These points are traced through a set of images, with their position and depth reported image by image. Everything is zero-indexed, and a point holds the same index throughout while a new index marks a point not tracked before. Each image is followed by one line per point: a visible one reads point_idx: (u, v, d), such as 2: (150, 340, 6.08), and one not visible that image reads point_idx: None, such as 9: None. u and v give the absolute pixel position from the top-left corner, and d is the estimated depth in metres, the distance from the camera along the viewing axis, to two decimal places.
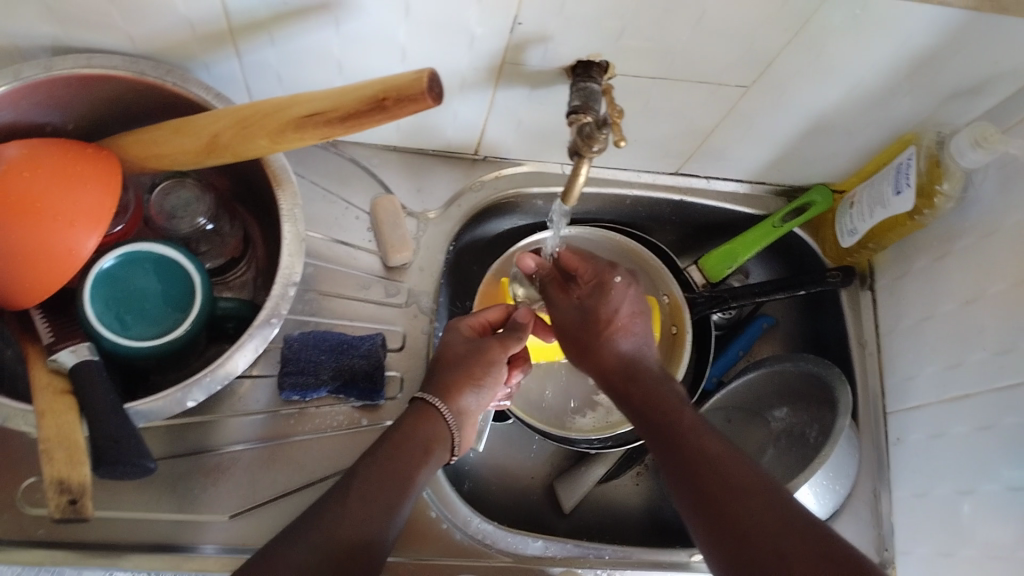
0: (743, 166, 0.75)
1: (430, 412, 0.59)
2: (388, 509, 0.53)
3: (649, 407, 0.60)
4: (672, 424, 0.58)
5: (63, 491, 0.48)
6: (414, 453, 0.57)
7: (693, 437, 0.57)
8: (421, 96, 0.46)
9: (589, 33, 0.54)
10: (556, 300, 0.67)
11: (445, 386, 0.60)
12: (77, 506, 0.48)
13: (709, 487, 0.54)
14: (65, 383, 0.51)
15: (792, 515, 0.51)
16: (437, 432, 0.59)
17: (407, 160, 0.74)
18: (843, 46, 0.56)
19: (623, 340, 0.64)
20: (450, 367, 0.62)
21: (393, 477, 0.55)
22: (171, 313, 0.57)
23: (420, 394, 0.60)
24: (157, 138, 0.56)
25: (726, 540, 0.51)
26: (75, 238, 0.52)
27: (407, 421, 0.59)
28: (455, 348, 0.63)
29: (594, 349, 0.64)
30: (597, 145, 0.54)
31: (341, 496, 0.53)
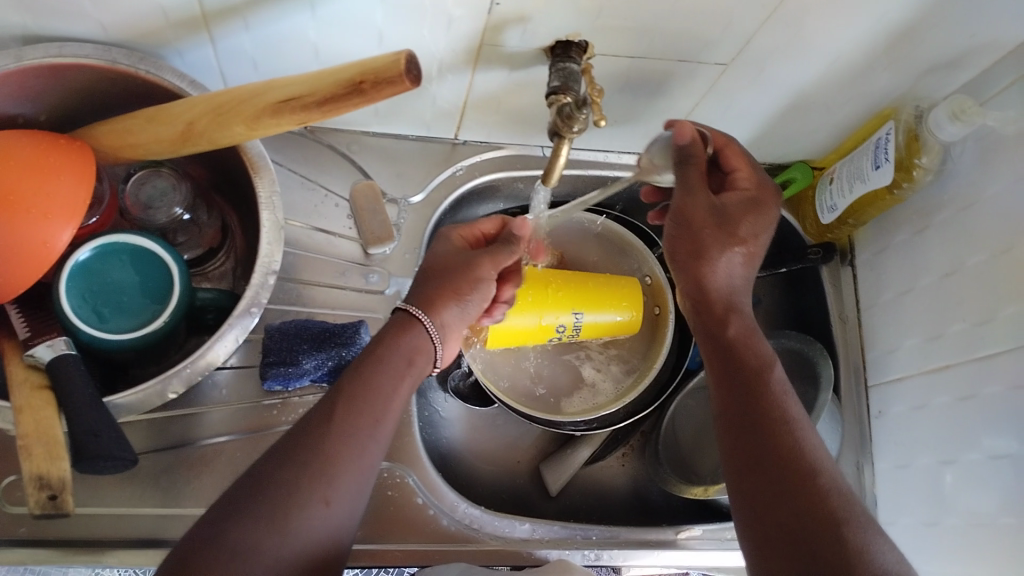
0: None
1: (413, 323, 0.57)
2: (375, 422, 0.52)
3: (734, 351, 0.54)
4: (743, 365, 0.54)
5: (43, 486, 0.48)
6: (397, 365, 0.55)
7: (773, 391, 0.52)
8: (399, 78, 0.46)
9: (568, 13, 0.54)
10: (689, 180, 0.56)
11: (430, 298, 0.58)
12: (58, 501, 0.48)
13: (759, 445, 0.50)
14: (43, 378, 0.50)
15: (837, 501, 0.47)
16: (418, 342, 0.56)
17: (385, 146, 0.73)
18: (822, 21, 0.56)
19: (724, 267, 0.56)
20: (436, 277, 0.59)
21: (381, 386, 0.53)
22: (149, 305, 0.56)
23: (400, 306, 0.58)
24: (130, 127, 0.55)
25: (764, 504, 0.48)
26: (50, 231, 0.51)
27: (390, 334, 0.56)
28: (446, 259, 0.60)
29: (699, 260, 0.56)
30: (575, 125, 0.54)
31: (333, 411, 0.51)
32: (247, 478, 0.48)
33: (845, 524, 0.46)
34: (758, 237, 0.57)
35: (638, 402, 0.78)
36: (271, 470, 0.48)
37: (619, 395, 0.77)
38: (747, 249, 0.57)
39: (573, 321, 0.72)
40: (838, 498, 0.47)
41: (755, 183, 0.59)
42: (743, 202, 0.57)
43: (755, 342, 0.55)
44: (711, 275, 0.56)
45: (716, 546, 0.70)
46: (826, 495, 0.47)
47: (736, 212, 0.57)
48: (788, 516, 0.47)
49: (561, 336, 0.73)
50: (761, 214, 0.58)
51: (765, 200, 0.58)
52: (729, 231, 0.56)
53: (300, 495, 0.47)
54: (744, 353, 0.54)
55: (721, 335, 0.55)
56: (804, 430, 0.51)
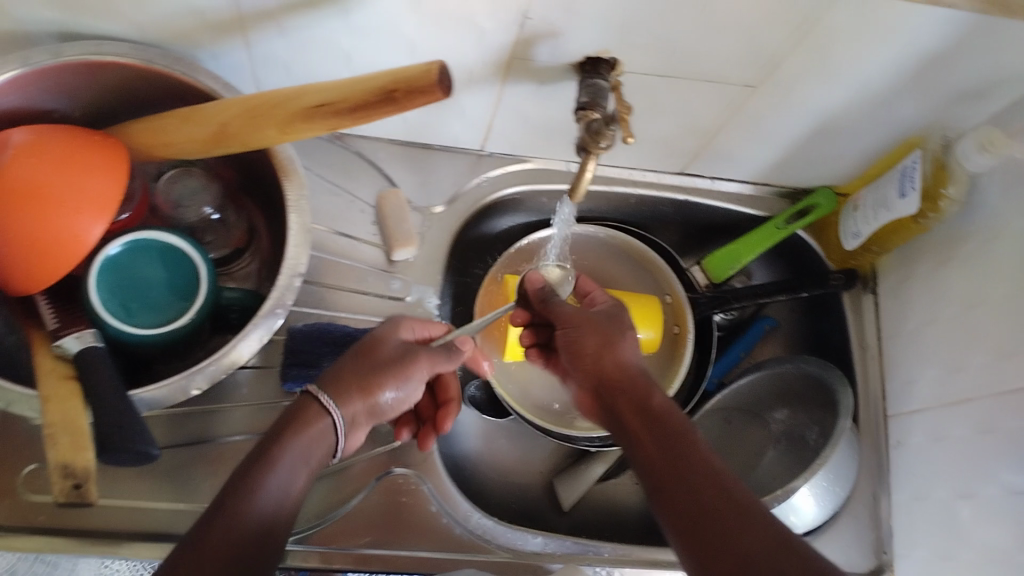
0: (747, 166, 0.75)
1: (324, 412, 0.54)
2: (294, 472, 0.51)
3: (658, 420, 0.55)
4: (672, 436, 0.53)
5: (68, 475, 0.48)
6: (307, 438, 0.53)
7: (701, 453, 0.51)
8: (431, 88, 0.46)
9: (598, 29, 0.54)
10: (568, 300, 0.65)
11: (344, 385, 0.55)
12: (82, 491, 0.48)
13: (692, 492, 0.49)
14: (70, 369, 0.51)
15: (773, 529, 0.46)
16: (320, 427, 0.53)
17: (412, 155, 0.74)
18: (851, 47, 0.56)
19: (630, 352, 0.61)
20: (363, 365, 0.57)
21: (296, 447, 0.52)
22: (176, 301, 0.57)
23: (313, 389, 0.55)
24: (165, 126, 0.56)
25: (704, 549, 0.47)
26: (82, 224, 0.52)
27: (296, 422, 0.53)
28: (372, 358, 0.57)
29: (607, 350, 0.60)
30: (604, 141, 0.54)
31: (252, 468, 0.50)
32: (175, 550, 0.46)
33: (789, 546, 0.45)
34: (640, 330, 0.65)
35: None
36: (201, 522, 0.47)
37: None
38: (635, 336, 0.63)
39: None
40: (774, 526, 0.46)
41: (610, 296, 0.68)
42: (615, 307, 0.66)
43: (676, 412, 0.55)
44: (627, 356, 0.60)
45: None
46: (766, 532, 0.46)
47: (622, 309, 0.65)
48: (731, 549, 0.45)
49: None
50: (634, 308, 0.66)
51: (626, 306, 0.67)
52: (620, 323, 0.63)
53: (230, 552, 0.46)
54: (666, 417, 0.55)
55: (644, 410, 0.56)
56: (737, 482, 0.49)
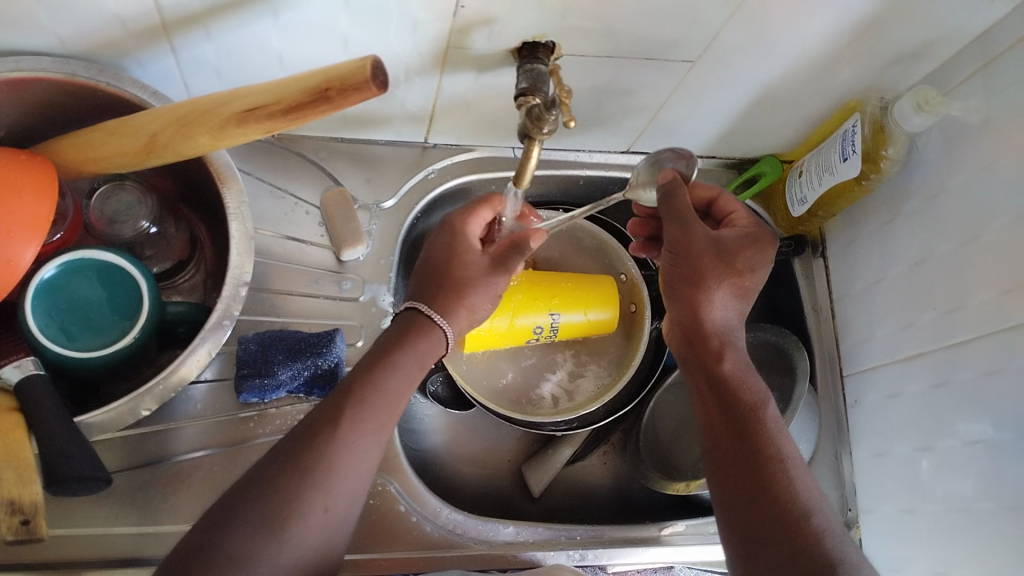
0: (693, 140, 0.75)
1: (429, 331, 0.58)
2: (363, 455, 0.51)
3: (729, 399, 0.54)
4: (742, 414, 0.53)
5: (16, 511, 0.46)
6: (383, 407, 0.53)
7: (767, 429, 0.53)
8: (365, 84, 0.45)
9: (534, 15, 0.53)
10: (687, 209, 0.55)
11: (440, 297, 0.59)
12: (31, 526, 0.46)
13: (744, 462, 0.51)
14: (11, 401, 0.48)
15: (811, 517, 0.49)
16: (424, 348, 0.57)
17: (354, 152, 0.72)
18: (786, 16, 0.56)
19: (721, 303, 0.56)
20: (452, 273, 0.60)
21: (372, 417, 0.52)
22: (118, 320, 0.55)
23: (417, 304, 0.59)
24: (92, 141, 0.54)
25: (742, 513, 0.50)
26: (14, 249, 0.50)
27: (411, 337, 0.57)
28: (459, 259, 0.61)
29: (703, 295, 0.55)
30: (546, 127, 0.54)
31: (325, 447, 0.50)
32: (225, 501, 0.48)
33: (820, 531, 0.49)
34: (756, 271, 0.57)
35: (619, 400, 0.79)
36: (256, 490, 0.48)
37: (599, 395, 0.77)
38: (743, 282, 0.56)
39: (551, 321, 0.72)
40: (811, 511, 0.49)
41: (749, 221, 0.59)
42: (735, 237, 0.57)
43: (751, 382, 0.55)
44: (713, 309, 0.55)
45: (700, 541, 0.70)
46: (819, 538, 0.48)
47: (733, 242, 0.56)
48: (765, 521, 0.49)
49: (538, 337, 0.73)
50: (760, 248, 0.57)
51: (762, 237, 0.57)
52: (729, 263, 0.55)
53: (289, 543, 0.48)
54: (739, 393, 0.54)
55: (717, 373, 0.54)
56: (796, 464, 0.52)
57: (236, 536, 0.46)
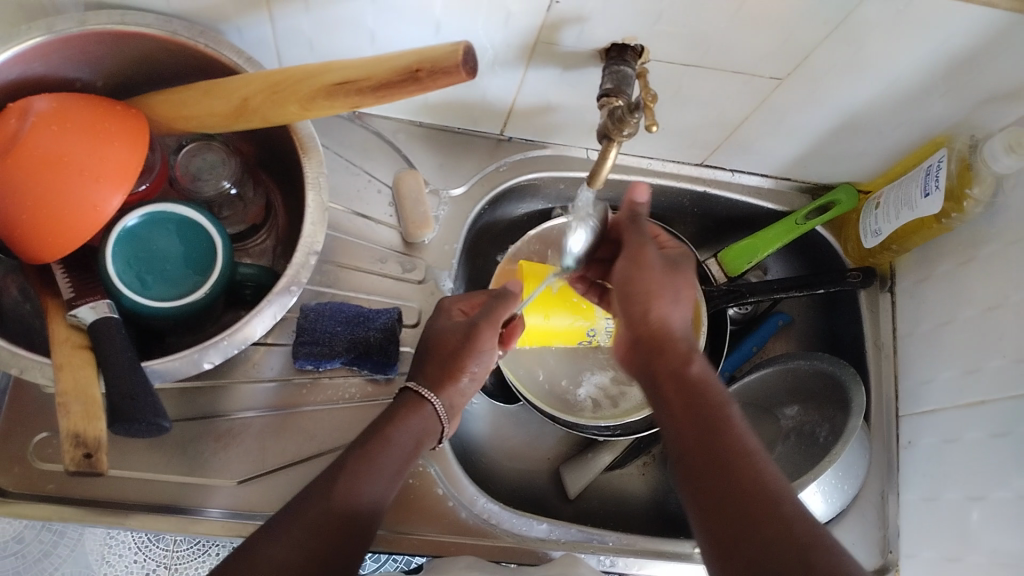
0: (769, 159, 0.74)
1: (422, 405, 0.59)
2: (392, 471, 0.56)
3: (693, 403, 0.52)
4: (709, 417, 0.51)
5: (79, 445, 0.47)
6: (406, 448, 0.57)
7: (732, 426, 0.51)
8: (456, 69, 0.46)
9: (626, 17, 0.54)
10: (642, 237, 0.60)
11: (436, 377, 0.60)
12: (92, 461, 0.47)
13: (715, 466, 0.49)
14: (84, 339, 0.50)
15: (800, 528, 0.45)
16: (426, 425, 0.59)
17: (431, 136, 0.73)
18: (881, 41, 0.55)
19: (671, 311, 0.57)
20: (444, 357, 0.61)
21: (401, 435, 0.57)
22: (191, 275, 0.56)
23: (411, 385, 0.60)
24: (186, 99, 0.56)
25: (721, 518, 0.47)
26: (102, 194, 0.52)
27: (402, 412, 0.58)
28: (448, 337, 0.61)
29: (652, 304, 0.57)
30: (626, 129, 0.53)
31: (355, 460, 0.54)
32: (265, 526, 0.51)
33: (801, 526, 0.45)
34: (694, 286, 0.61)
35: None
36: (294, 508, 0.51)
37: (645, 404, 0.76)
38: (686, 288, 0.59)
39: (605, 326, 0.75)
40: (791, 510, 0.46)
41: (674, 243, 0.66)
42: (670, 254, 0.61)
43: (714, 383, 0.54)
44: (669, 317, 0.57)
45: None
46: (794, 530, 0.45)
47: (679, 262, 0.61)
48: (745, 524, 0.46)
49: (592, 339, 0.76)
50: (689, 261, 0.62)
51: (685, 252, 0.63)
52: (672, 274, 0.58)
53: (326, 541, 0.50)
54: (703, 392, 0.53)
55: (682, 375, 0.54)
56: (765, 464, 0.49)
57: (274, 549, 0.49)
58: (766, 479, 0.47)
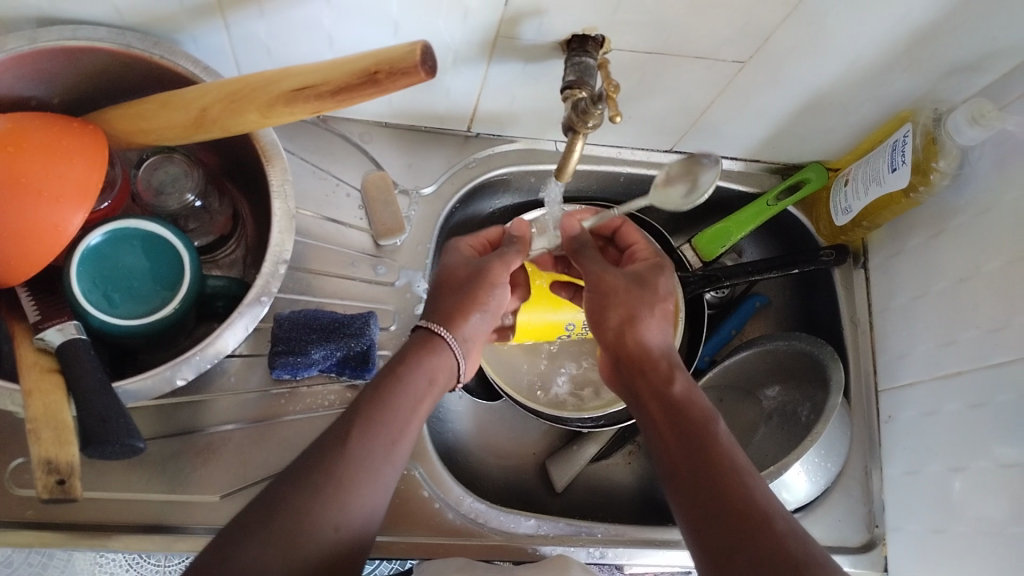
0: (738, 142, 0.74)
1: (435, 341, 0.58)
2: (397, 438, 0.52)
3: (680, 422, 0.54)
4: (697, 436, 0.53)
5: (52, 471, 0.47)
6: (416, 392, 0.55)
7: (719, 441, 0.53)
8: (414, 69, 0.46)
9: (586, 7, 0.53)
10: (595, 260, 0.64)
11: (449, 311, 0.59)
12: (65, 487, 0.47)
13: (704, 478, 0.51)
14: (52, 362, 0.50)
15: (791, 539, 0.47)
16: (440, 362, 0.57)
17: (397, 136, 0.73)
18: (839, 19, 0.55)
19: (650, 331, 0.60)
20: (456, 291, 0.60)
21: (403, 401, 0.54)
22: (159, 291, 0.55)
23: (421, 323, 0.59)
24: (144, 112, 0.55)
25: (709, 532, 0.49)
26: (62, 214, 0.52)
27: (418, 354, 0.57)
28: (461, 269, 0.62)
29: (630, 326, 0.60)
30: (591, 121, 0.53)
31: (356, 432, 0.51)
32: (262, 499, 0.48)
33: (791, 535, 0.47)
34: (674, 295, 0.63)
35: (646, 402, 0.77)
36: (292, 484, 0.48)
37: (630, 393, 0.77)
38: (666, 308, 0.62)
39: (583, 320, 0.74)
40: (780, 520, 0.48)
41: (651, 251, 0.67)
42: (644, 268, 0.64)
43: (698, 398, 0.56)
44: (647, 336, 0.60)
45: None
46: (783, 541, 0.47)
47: (647, 275, 0.63)
48: (734, 537, 0.48)
49: (571, 333, 0.76)
50: (668, 276, 0.64)
51: (664, 262, 0.65)
52: (651, 295, 0.61)
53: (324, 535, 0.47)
54: (688, 408, 0.55)
55: (666, 394, 0.56)
56: (753, 475, 0.51)
57: (264, 542, 0.45)
58: (753, 493, 0.49)
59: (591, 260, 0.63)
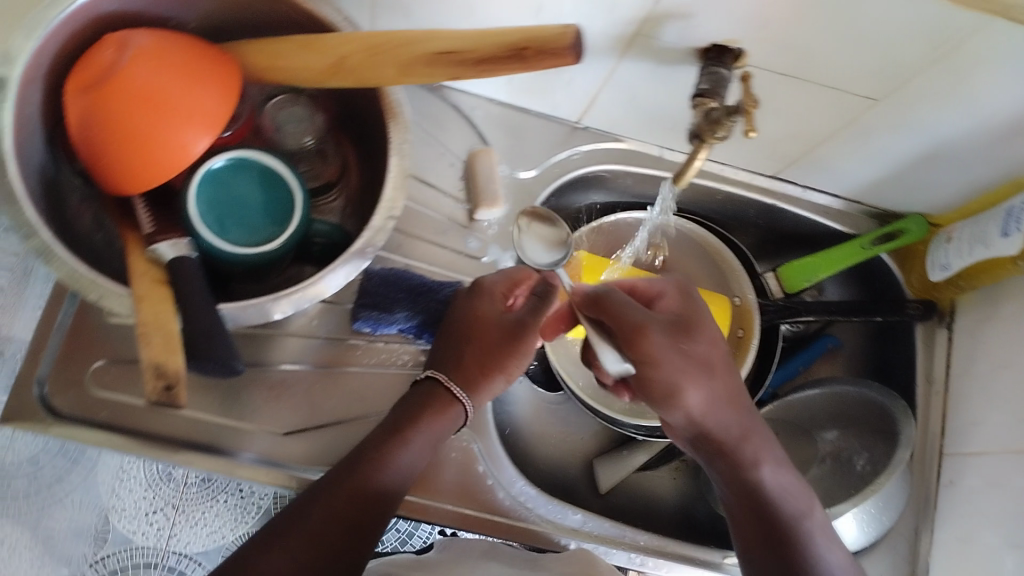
0: (843, 180, 0.74)
1: (443, 396, 0.59)
2: (381, 493, 0.55)
3: (773, 532, 0.57)
4: (787, 552, 0.56)
5: (160, 376, 0.47)
6: (410, 449, 0.57)
7: (806, 558, 0.56)
8: (566, 52, 0.47)
9: (732, 19, 0.53)
10: (616, 302, 0.56)
11: (473, 371, 0.60)
12: (171, 393, 0.47)
13: None
14: (162, 273, 0.51)
15: None
16: (442, 413, 0.59)
17: (507, 116, 0.73)
18: (985, 72, 0.54)
19: (698, 397, 0.57)
20: (482, 353, 0.60)
21: (391, 458, 0.56)
22: (267, 224, 0.57)
23: (439, 376, 0.60)
24: (283, 51, 0.56)
25: None
26: (190, 136, 0.54)
27: (429, 412, 0.59)
28: (489, 329, 0.61)
29: (678, 397, 0.56)
30: (721, 131, 0.53)
31: (337, 488, 0.53)
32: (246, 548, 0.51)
33: None
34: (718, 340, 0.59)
35: None
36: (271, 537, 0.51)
37: None
38: (708, 363, 0.58)
39: None
40: None
41: (677, 291, 0.61)
42: (680, 308, 0.60)
43: (785, 502, 0.58)
44: (691, 403, 0.56)
45: None
46: None
47: (687, 320, 0.59)
48: None
49: None
50: (698, 313, 0.60)
51: (687, 294, 0.61)
52: (695, 359, 0.57)
53: None
54: (791, 518, 0.57)
55: (757, 488, 0.58)
56: None
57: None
58: (824, 549, 0.56)
59: (627, 308, 0.56)
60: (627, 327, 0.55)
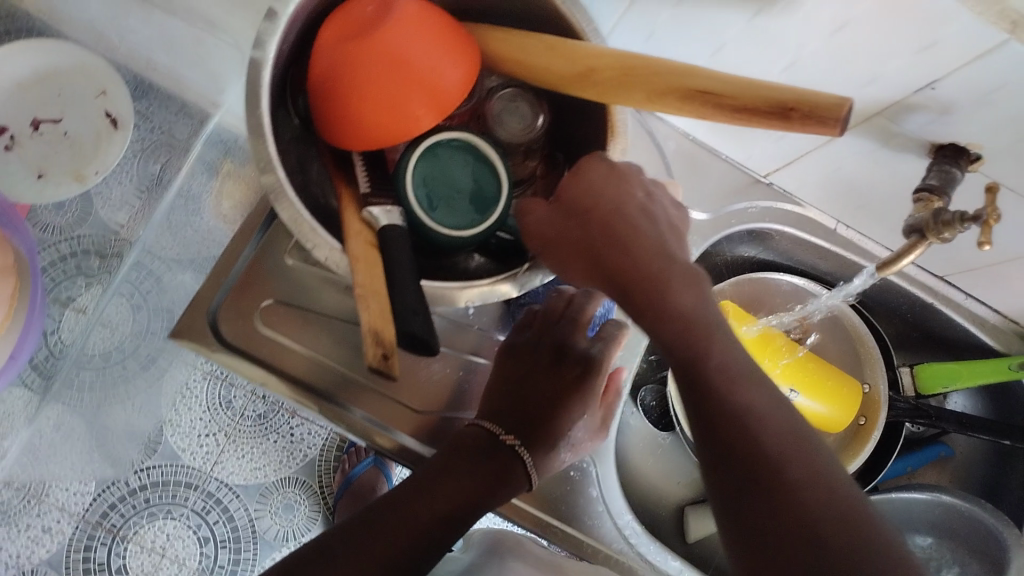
0: (1014, 298, 0.72)
1: (509, 459, 0.55)
2: (434, 515, 0.53)
3: (723, 415, 0.44)
4: (746, 448, 0.43)
5: (377, 344, 0.49)
6: (470, 484, 0.54)
7: (752, 431, 0.43)
8: (835, 123, 0.45)
9: (982, 127, 0.52)
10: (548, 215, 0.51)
11: (538, 443, 0.57)
12: (387, 361, 0.49)
13: (762, 502, 0.41)
14: (373, 238, 0.52)
15: (812, 498, 0.41)
16: (503, 470, 0.55)
17: (696, 154, 0.74)
18: None
19: (688, 294, 0.47)
20: (548, 427, 0.57)
21: (441, 485, 0.54)
22: (471, 211, 0.57)
23: (509, 439, 0.56)
24: (530, 48, 0.56)
25: (729, 480, 0.43)
26: (421, 106, 0.54)
27: (489, 464, 0.55)
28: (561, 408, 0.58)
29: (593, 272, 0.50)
30: (947, 233, 0.55)
31: (389, 506, 0.53)
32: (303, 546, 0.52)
33: (787, 480, 0.41)
34: (628, 212, 0.50)
35: None
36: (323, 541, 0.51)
37: None
38: (612, 225, 0.49)
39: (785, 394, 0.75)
40: (781, 470, 0.42)
41: (583, 164, 0.51)
42: (576, 187, 0.51)
43: (755, 390, 0.45)
44: (676, 298, 0.46)
45: None
46: (799, 490, 0.41)
47: (577, 196, 0.50)
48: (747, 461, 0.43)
49: None
50: (616, 176, 0.51)
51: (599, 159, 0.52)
52: (597, 223, 0.49)
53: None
54: (726, 389, 0.44)
55: (703, 368, 0.45)
56: (809, 479, 0.41)
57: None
58: (776, 440, 0.43)
59: (543, 211, 0.52)
60: (550, 230, 0.51)
